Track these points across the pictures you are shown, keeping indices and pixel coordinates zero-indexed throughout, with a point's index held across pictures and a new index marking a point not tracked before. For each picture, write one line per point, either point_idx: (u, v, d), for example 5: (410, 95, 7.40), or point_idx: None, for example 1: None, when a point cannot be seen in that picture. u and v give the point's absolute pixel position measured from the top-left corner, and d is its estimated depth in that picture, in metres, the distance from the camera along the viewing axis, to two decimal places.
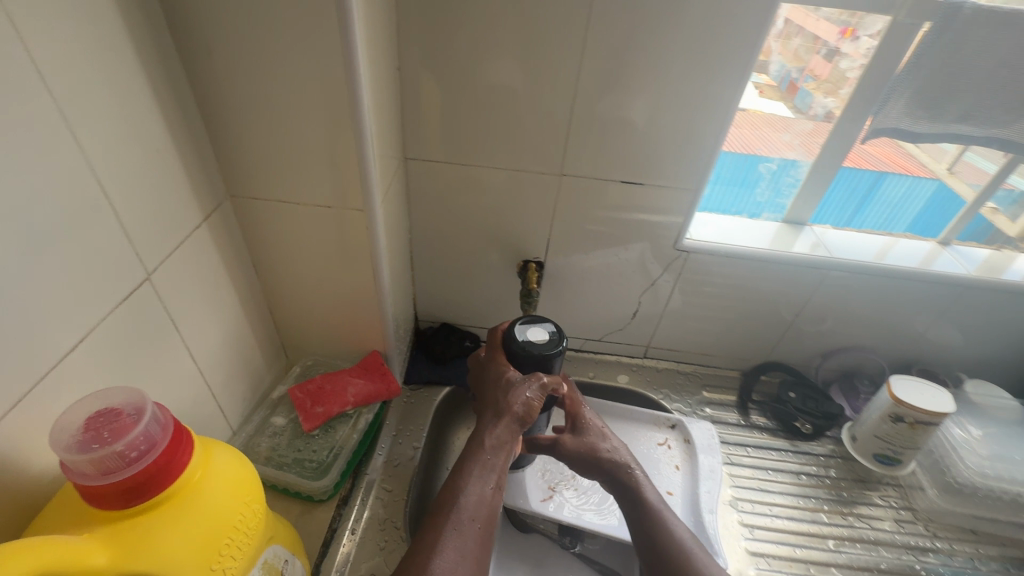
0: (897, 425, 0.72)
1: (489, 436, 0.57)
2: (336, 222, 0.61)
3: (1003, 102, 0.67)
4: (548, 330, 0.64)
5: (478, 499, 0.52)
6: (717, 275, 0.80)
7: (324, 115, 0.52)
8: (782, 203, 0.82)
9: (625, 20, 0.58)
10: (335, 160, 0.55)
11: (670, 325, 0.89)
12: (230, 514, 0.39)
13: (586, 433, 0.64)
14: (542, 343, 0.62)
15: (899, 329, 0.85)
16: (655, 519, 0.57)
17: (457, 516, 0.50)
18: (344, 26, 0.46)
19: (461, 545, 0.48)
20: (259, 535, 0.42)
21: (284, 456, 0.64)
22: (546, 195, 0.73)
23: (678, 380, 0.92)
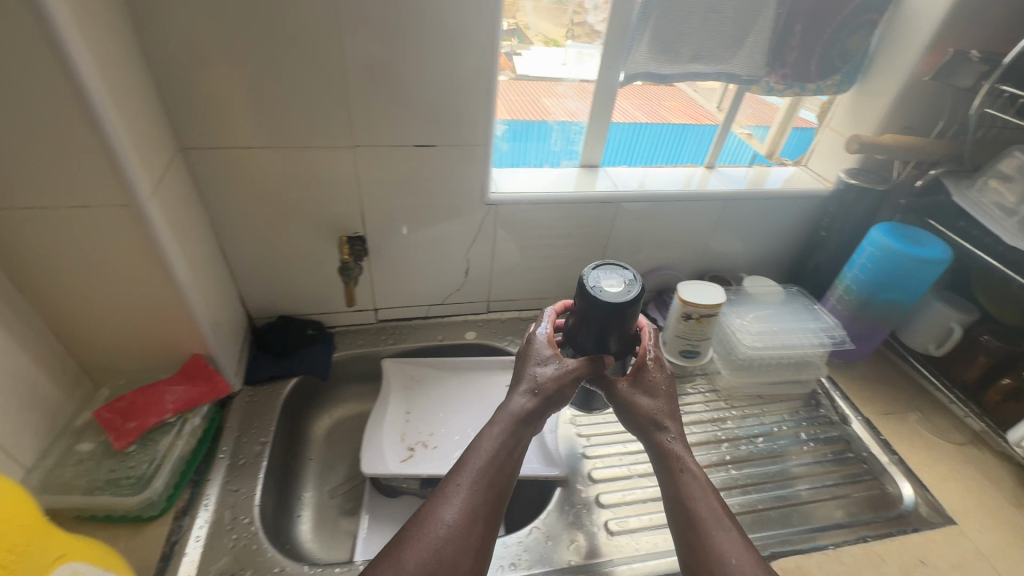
0: (687, 323, 0.85)
1: (515, 404, 0.62)
2: (104, 222, 0.57)
3: (718, 41, 0.80)
4: (616, 288, 0.63)
5: (489, 461, 0.57)
6: (529, 222, 0.88)
7: (47, 107, 0.48)
8: (576, 149, 0.91)
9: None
10: (79, 154, 0.51)
11: (503, 277, 0.95)
12: None
13: (638, 405, 0.65)
14: (608, 297, 0.62)
15: (689, 246, 1.00)
16: (685, 489, 0.59)
17: (467, 480, 0.55)
18: (39, 8, 0.43)
19: (473, 505, 0.54)
20: (33, 555, 0.39)
21: (95, 480, 0.61)
22: (348, 169, 0.74)
23: (520, 326, 1.00)
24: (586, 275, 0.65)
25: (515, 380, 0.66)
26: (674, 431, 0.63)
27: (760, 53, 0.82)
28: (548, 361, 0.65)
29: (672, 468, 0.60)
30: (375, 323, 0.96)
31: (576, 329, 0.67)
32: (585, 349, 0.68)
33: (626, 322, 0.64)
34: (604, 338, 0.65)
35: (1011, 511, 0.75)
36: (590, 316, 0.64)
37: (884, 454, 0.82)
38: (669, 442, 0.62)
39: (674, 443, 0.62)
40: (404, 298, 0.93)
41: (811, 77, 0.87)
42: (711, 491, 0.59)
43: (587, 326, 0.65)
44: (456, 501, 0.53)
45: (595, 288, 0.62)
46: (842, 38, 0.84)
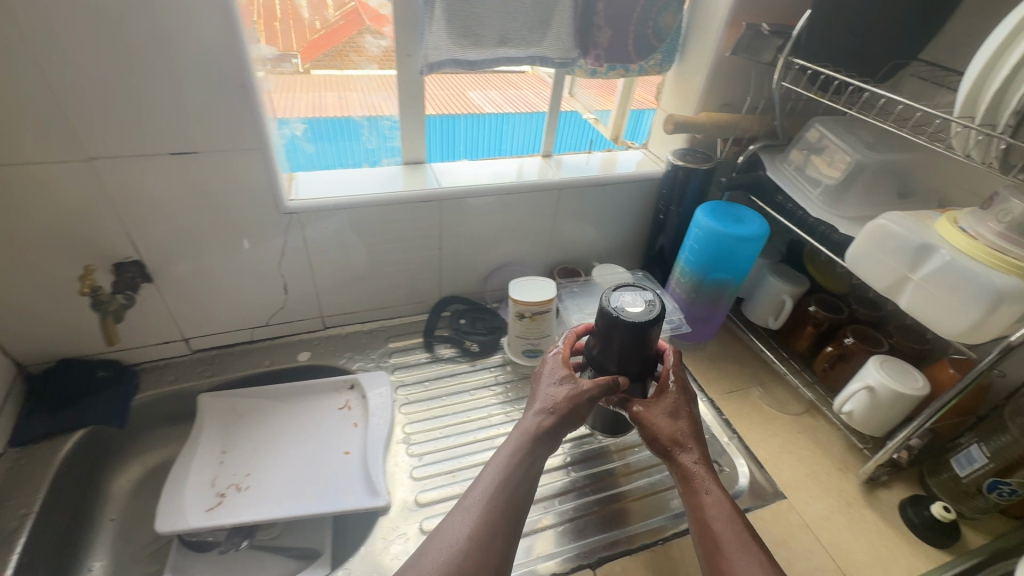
0: (522, 323, 0.81)
1: (532, 424, 0.63)
2: None
3: (521, 23, 0.76)
4: (632, 309, 0.63)
5: (489, 485, 0.58)
6: (344, 229, 0.81)
7: None
8: (395, 146, 0.85)
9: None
10: None
11: (332, 289, 0.88)
12: None
13: (651, 432, 0.64)
14: (630, 317, 0.62)
15: (534, 239, 0.97)
16: (704, 516, 0.58)
17: (479, 495, 0.58)
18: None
19: (483, 539, 0.54)
20: None
21: None
22: (94, 186, 0.63)
23: (362, 339, 0.92)
24: (603, 297, 0.66)
25: (531, 399, 0.67)
26: (696, 453, 0.62)
27: (568, 34, 0.79)
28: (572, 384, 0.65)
29: (694, 493, 0.60)
30: (190, 354, 0.85)
31: (599, 350, 0.67)
32: (609, 367, 0.68)
33: (652, 335, 0.64)
34: (625, 355, 0.65)
35: (836, 476, 0.77)
36: (608, 335, 0.64)
37: (724, 437, 0.81)
38: (684, 467, 0.61)
39: (692, 465, 0.61)
40: (217, 323, 0.83)
41: (631, 57, 0.84)
42: (733, 514, 0.58)
43: (612, 344, 0.65)
44: (470, 513, 0.56)
45: (618, 308, 0.63)
46: (653, 14, 0.81)
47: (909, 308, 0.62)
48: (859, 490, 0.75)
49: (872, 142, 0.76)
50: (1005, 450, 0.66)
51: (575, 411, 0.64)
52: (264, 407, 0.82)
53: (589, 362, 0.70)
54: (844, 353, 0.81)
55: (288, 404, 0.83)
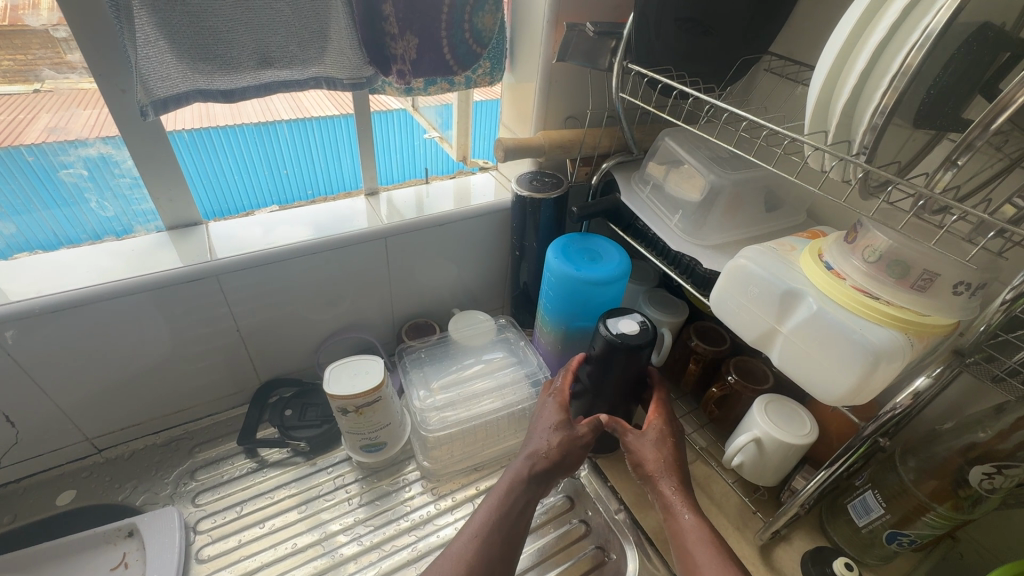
0: (349, 417, 0.64)
1: (514, 467, 0.59)
2: None
3: (286, 36, 0.58)
4: (639, 322, 0.62)
5: (489, 516, 0.55)
6: (76, 331, 0.59)
7: None
8: (146, 209, 0.65)
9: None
10: None
11: (95, 405, 0.66)
12: None
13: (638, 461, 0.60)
14: (629, 337, 0.60)
15: (373, 296, 0.79)
16: (691, 544, 0.52)
17: (482, 521, 0.55)
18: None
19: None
20: None
21: None
22: None
23: (157, 456, 0.71)
24: (599, 324, 0.64)
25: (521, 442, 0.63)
26: (671, 482, 0.57)
27: (355, 46, 0.61)
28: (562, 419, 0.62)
29: (674, 520, 0.55)
30: None
31: (599, 377, 0.64)
32: (606, 395, 0.66)
33: (645, 364, 0.62)
34: (629, 380, 0.64)
35: (734, 538, 0.67)
36: (607, 359, 0.62)
37: (614, 509, 0.69)
38: (664, 495, 0.56)
39: (673, 490, 0.56)
40: None
41: (452, 69, 0.68)
42: (716, 545, 0.52)
43: (610, 371, 0.63)
44: (468, 534, 0.54)
45: (616, 332, 0.61)
46: (466, 14, 0.65)
47: (780, 365, 0.51)
48: (758, 553, 0.66)
49: (726, 157, 0.66)
50: (900, 498, 0.58)
51: (567, 455, 0.60)
52: None
53: (580, 395, 0.68)
54: (729, 393, 0.71)
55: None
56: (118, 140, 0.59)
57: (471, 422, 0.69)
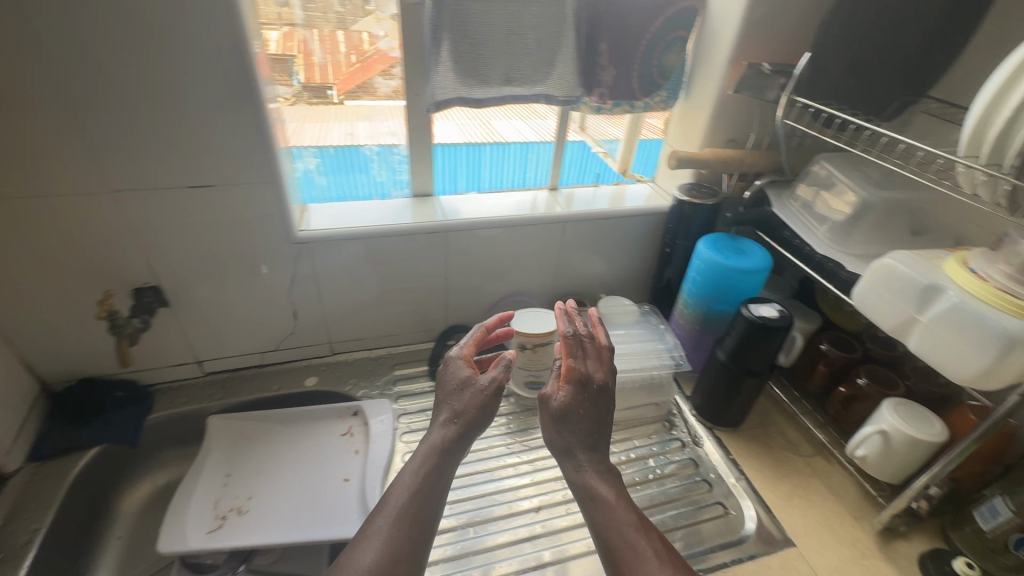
0: (524, 353, 0.81)
1: (435, 436, 0.61)
2: None
3: (527, 63, 0.79)
4: (777, 309, 0.74)
5: (399, 503, 0.55)
6: (352, 257, 0.83)
7: None
8: (403, 179, 0.88)
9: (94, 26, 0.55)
10: None
11: (341, 318, 0.90)
12: None
13: (555, 422, 0.61)
14: (769, 321, 0.73)
15: (541, 270, 0.97)
16: (594, 512, 0.56)
17: (397, 506, 0.55)
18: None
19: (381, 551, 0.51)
20: None
21: None
22: (120, 213, 0.67)
23: (369, 366, 0.94)
24: (741, 307, 0.77)
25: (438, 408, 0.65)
26: (585, 458, 0.59)
27: (573, 73, 0.81)
28: (459, 388, 0.64)
29: (589, 495, 0.57)
30: (203, 377, 0.88)
31: (734, 353, 0.77)
32: (738, 369, 0.78)
33: (778, 346, 0.74)
34: (764, 360, 0.76)
35: (849, 523, 0.73)
36: (745, 338, 0.75)
37: (733, 477, 0.79)
38: (575, 472, 0.59)
39: (586, 468, 0.59)
40: (229, 350, 0.86)
41: (637, 94, 0.86)
42: (632, 518, 0.55)
43: (744, 349, 0.75)
44: (373, 543, 0.52)
45: (758, 315, 0.73)
46: (658, 53, 0.83)
47: (915, 349, 0.60)
48: (874, 540, 0.71)
49: (879, 180, 0.75)
50: None
51: (482, 411, 0.63)
52: (266, 431, 0.84)
53: (713, 368, 0.82)
54: (857, 394, 0.78)
55: (293, 428, 0.84)
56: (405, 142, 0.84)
57: (618, 379, 0.82)
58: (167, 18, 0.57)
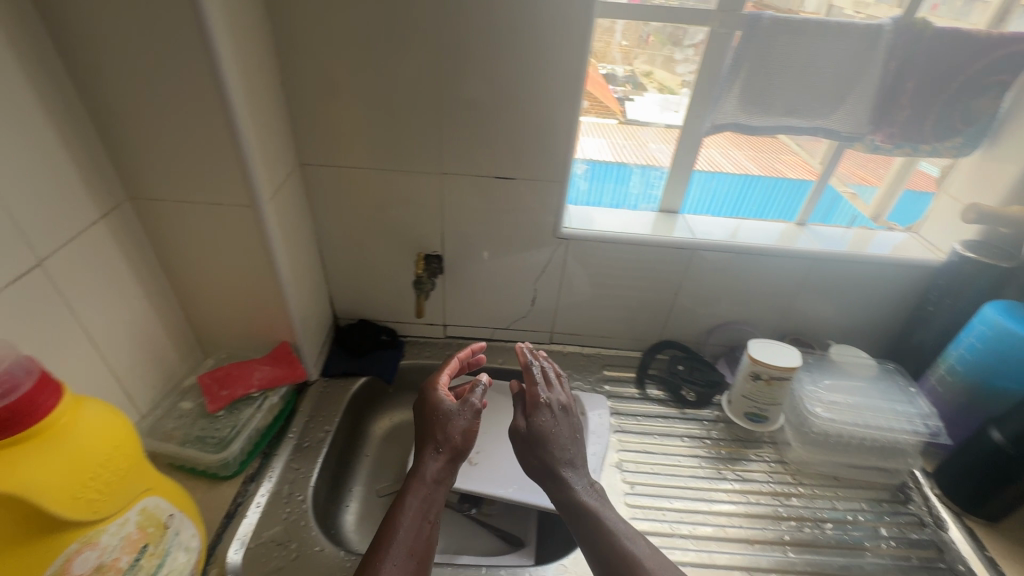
0: (756, 383, 0.80)
1: (428, 469, 0.64)
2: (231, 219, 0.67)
3: (819, 97, 0.77)
4: None
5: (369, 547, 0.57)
6: (599, 257, 0.89)
7: (211, 125, 0.59)
8: (655, 195, 0.92)
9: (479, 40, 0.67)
10: (229, 160, 0.62)
11: (569, 311, 0.97)
12: (90, 466, 0.44)
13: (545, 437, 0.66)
14: None
15: (769, 303, 0.95)
16: (575, 523, 0.61)
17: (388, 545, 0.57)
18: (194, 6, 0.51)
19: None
20: (121, 497, 0.47)
21: (187, 434, 0.70)
22: (436, 192, 0.81)
23: (581, 361, 0.99)
24: None
25: (421, 440, 0.68)
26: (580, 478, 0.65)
27: (866, 110, 0.78)
28: (443, 420, 0.67)
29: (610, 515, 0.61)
30: (444, 337, 1.01)
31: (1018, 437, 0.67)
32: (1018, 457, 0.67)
33: None
34: None
35: None
36: None
37: None
38: (563, 491, 0.63)
39: (569, 481, 0.64)
40: (472, 320, 0.98)
41: (928, 137, 0.80)
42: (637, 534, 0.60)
43: None
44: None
45: None
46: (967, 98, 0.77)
47: None
48: None
49: None
50: None
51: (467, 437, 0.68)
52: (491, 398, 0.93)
53: (980, 448, 0.72)
54: None
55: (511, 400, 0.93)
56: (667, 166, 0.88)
57: (852, 435, 0.79)
58: (533, 39, 0.66)
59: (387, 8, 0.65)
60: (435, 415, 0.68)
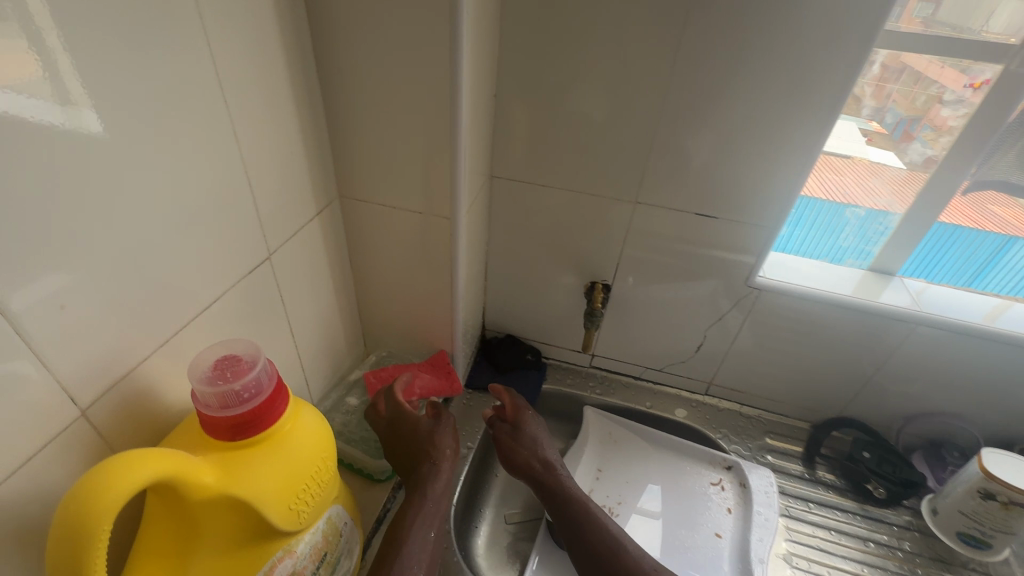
0: (987, 503, 0.65)
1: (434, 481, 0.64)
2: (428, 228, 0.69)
3: None
4: None
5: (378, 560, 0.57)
6: (790, 316, 0.78)
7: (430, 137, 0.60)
8: (870, 251, 0.78)
9: (717, 71, 0.61)
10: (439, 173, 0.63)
11: (735, 366, 0.87)
12: (302, 477, 0.44)
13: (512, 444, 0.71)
14: None
15: (1001, 403, 0.77)
16: (565, 519, 0.64)
17: None
18: (454, 23, 0.51)
19: None
20: (319, 505, 0.47)
21: (354, 433, 0.74)
22: (621, 221, 0.76)
23: (739, 422, 0.88)
24: None
25: (412, 457, 0.66)
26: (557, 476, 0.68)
27: None
28: (433, 433, 0.67)
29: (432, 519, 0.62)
30: (589, 368, 0.96)
31: None
32: None
33: None
34: None
35: None
36: None
37: None
38: (561, 482, 0.67)
39: (556, 475, 0.68)
40: (624, 355, 0.92)
41: None
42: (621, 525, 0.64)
43: None
44: None
45: None
46: None
47: None
48: None
49: None
50: None
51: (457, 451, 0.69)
52: (637, 444, 0.86)
53: None
54: None
55: (656, 449, 0.85)
56: (903, 212, 0.72)
57: None
58: (781, 75, 0.59)
59: (623, 28, 0.60)
60: (422, 429, 0.68)
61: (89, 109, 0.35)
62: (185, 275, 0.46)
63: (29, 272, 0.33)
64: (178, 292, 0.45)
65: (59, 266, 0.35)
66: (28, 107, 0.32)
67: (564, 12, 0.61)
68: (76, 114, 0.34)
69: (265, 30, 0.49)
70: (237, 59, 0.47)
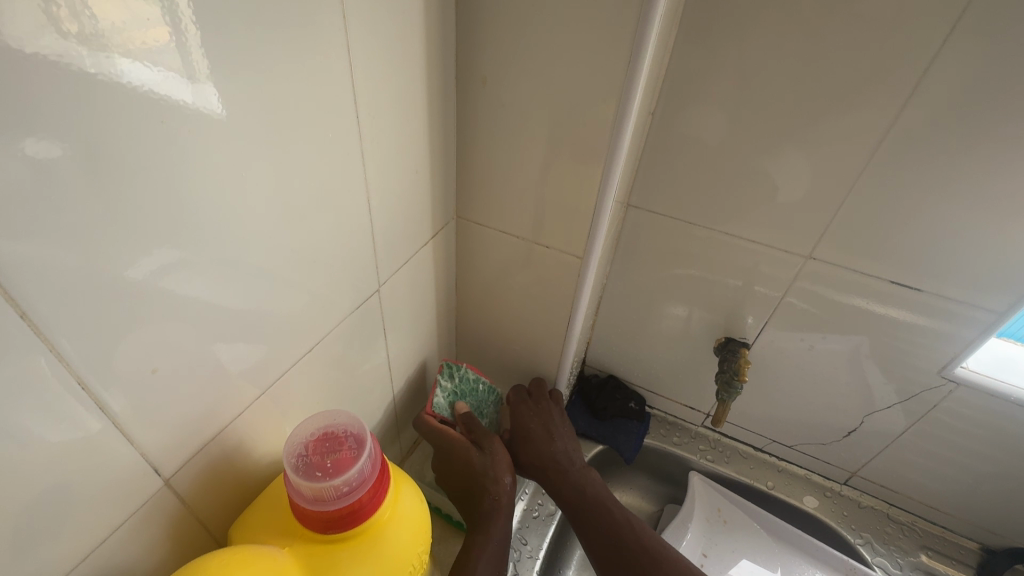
0: None
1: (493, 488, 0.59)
2: (555, 261, 0.61)
3: None
4: None
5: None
6: (989, 417, 0.63)
7: (577, 161, 0.53)
8: None
9: (953, 107, 0.48)
10: (581, 201, 0.55)
11: (891, 459, 0.73)
12: None
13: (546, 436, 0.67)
14: None
15: None
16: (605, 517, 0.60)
17: None
18: (640, 29, 0.42)
19: None
20: None
21: None
22: (781, 273, 0.65)
23: (886, 527, 0.76)
24: None
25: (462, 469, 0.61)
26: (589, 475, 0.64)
27: None
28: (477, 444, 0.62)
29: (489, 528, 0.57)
30: (700, 427, 0.85)
31: None
32: None
33: None
34: None
35: None
36: None
37: None
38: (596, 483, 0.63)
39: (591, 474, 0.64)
40: (747, 419, 0.81)
41: None
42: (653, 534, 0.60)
43: None
44: None
45: None
46: None
47: None
48: None
49: None
50: None
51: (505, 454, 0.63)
52: (756, 530, 0.76)
53: None
54: None
55: (779, 546, 0.75)
56: None
57: None
58: None
59: (830, 49, 0.50)
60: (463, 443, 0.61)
61: (212, 88, 0.30)
62: (295, 302, 0.42)
63: (146, 255, 0.29)
64: (286, 320, 0.42)
65: (176, 248, 0.31)
66: (151, 75, 0.27)
67: (756, 24, 0.51)
68: (199, 91, 0.29)
69: (412, 35, 0.44)
70: (377, 67, 0.41)
